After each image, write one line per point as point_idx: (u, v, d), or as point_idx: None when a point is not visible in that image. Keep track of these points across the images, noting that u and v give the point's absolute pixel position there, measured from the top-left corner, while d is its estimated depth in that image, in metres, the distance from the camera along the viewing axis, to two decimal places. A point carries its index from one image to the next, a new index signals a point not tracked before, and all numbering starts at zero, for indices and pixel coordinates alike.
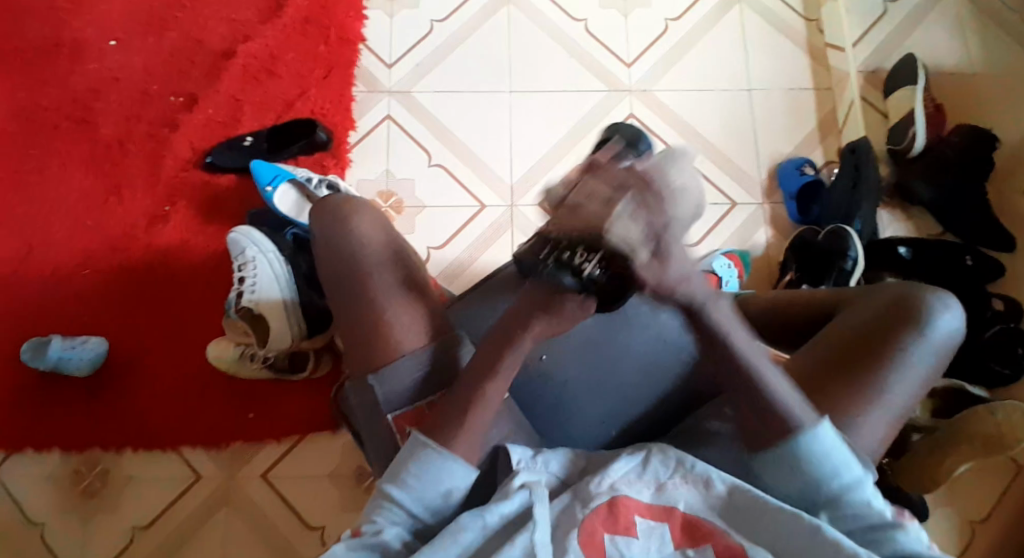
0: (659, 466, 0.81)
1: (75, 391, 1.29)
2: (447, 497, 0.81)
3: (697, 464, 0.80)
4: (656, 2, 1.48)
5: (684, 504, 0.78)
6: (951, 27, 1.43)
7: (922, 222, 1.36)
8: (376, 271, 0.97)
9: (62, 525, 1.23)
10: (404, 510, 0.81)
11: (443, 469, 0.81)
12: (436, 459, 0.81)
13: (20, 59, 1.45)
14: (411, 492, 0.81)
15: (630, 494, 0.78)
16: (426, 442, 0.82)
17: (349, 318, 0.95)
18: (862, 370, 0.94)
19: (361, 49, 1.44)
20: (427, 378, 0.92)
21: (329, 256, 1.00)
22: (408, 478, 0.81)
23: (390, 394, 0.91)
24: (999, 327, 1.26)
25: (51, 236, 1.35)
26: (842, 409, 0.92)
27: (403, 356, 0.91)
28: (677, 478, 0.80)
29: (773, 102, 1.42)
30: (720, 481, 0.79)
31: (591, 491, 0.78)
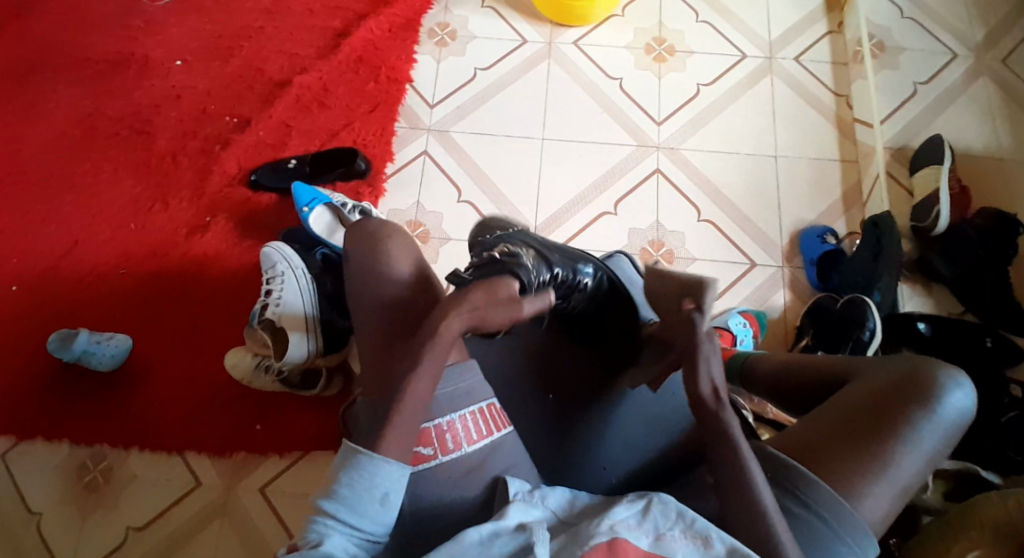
0: (659, 515, 0.84)
1: (102, 386, 1.36)
2: (384, 502, 0.82)
3: (698, 520, 0.83)
4: (691, 67, 1.52)
5: (682, 554, 0.80)
6: (983, 115, 1.45)
7: (943, 299, 1.37)
8: (395, 298, 1.00)
9: (61, 516, 1.30)
10: (340, 522, 0.81)
11: (375, 473, 0.82)
12: (371, 462, 0.82)
13: (93, 71, 1.55)
14: (346, 501, 0.81)
15: (629, 538, 0.80)
16: (359, 449, 0.83)
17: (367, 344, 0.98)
18: (867, 443, 0.95)
19: (408, 89, 1.51)
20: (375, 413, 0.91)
21: (352, 279, 1.03)
22: (343, 488, 0.81)
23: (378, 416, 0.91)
24: (1015, 414, 1.25)
25: (98, 235, 1.44)
26: (843, 480, 0.94)
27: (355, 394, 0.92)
28: (676, 530, 0.82)
29: (801, 171, 1.44)
30: (720, 541, 0.81)
31: (591, 531, 0.81)
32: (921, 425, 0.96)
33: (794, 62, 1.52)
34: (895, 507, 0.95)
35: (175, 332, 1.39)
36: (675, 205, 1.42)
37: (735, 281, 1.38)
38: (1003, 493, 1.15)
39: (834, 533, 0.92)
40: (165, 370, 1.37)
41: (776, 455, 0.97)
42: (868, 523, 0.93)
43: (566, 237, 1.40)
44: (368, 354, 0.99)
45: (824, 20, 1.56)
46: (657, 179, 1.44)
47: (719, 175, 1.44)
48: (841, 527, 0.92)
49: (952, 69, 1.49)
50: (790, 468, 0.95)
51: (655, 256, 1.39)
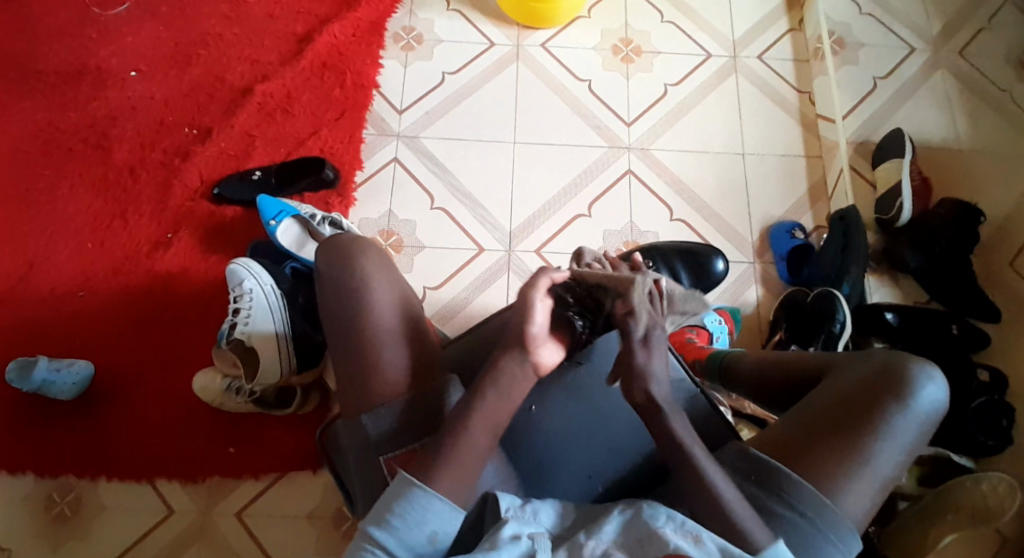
0: (650, 518, 0.84)
1: (67, 413, 1.30)
2: (431, 540, 0.85)
3: (688, 519, 0.84)
4: (657, 67, 1.53)
5: (674, 546, 0.81)
6: (940, 108, 1.49)
7: (909, 289, 1.40)
8: (379, 318, 0.99)
9: (32, 550, 1.25)
10: (390, 550, 0.84)
11: (427, 511, 0.85)
12: (423, 497, 0.85)
13: (41, 82, 1.48)
14: (396, 532, 0.84)
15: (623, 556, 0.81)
16: (411, 481, 0.86)
17: (352, 365, 0.97)
18: (844, 440, 0.96)
19: (374, 95, 1.49)
20: (405, 431, 0.94)
21: (334, 295, 1.00)
22: (394, 519, 0.84)
23: (382, 434, 0.94)
24: (983, 398, 1.29)
25: (54, 255, 1.37)
26: (826, 479, 0.94)
27: (384, 405, 0.95)
28: (668, 529, 0.83)
29: (768, 167, 1.46)
30: (709, 538, 0.82)
31: (583, 550, 0.82)
32: (898, 419, 0.97)
33: (758, 59, 1.55)
34: (875, 502, 0.96)
35: (143, 353, 1.34)
36: (649, 205, 1.43)
37: None
38: (975, 479, 1.18)
39: (816, 530, 0.93)
40: (134, 393, 1.32)
41: (756, 456, 0.97)
42: (849, 519, 0.93)
43: (542, 241, 1.39)
44: (358, 369, 0.97)
45: (784, 17, 1.59)
46: (629, 180, 1.44)
47: (689, 173, 1.45)
48: (824, 525, 0.92)
49: (909, 64, 1.53)
50: (773, 471, 0.95)
51: None
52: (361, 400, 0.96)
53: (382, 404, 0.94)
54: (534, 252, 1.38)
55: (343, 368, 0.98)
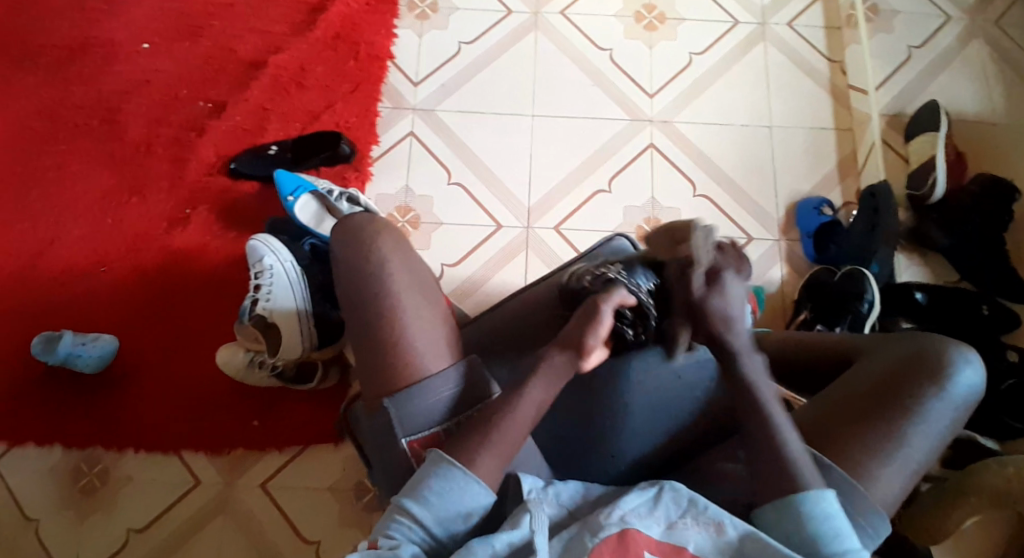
0: (670, 504, 0.84)
1: (91, 389, 1.32)
2: (464, 518, 0.84)
3: (709, 506, 0.82)
4: (681, 36, 1.48)
5: (694, 545, 0.81)
6: (976, 78, 1.43)
7: (939, 268, 1.36)
8: (396, 291, 0.97)
9: (59, 522, 1.27)
10: (422, 524, 0.83)
11: (460, 487, 0.84)
12: (459, 475, 0.84)
13: (56, 57, 1.47)
14: (430, 506, 0.83)
15: (641, 528, 0.81)
16: (444, 457, 0.85)
17: (371, 341, 0.96)
18: (875, 423, 0.94)
19: (390, 66, 1.45)
20: (440, 410, 0.94)
21: (351, 279, 0.99)
22: (430, 494, 0.83)
23: (406, 417, 0.93)
24: (1014, 381, 1.24)
25: (75, 231, 1.38)
26: (855, 462, 0.92)
27: (422, 382, 0.94)
28: (688, 518, 0.83)
29: (795, 141, 1.42)
30: (732, 526, 0.82)
31: (601, 522, 0.81)
32: (932, 404, 0.94)
33: (787, 27, 1.49)
34: (905, 488, 0.93)
35: (163, 329, 1.34)
36: (671, 180, 1.39)
37: None
38: (1001, 462, 1.17)
39: (845, 513, 0.90)
40: (157, 369, 1.33)
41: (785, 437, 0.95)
42: (880, 502, 0.91)
43: (561, 217, 1.37)
44: (378, 347, 0.95)
45: None
46: (651, 154, 1.40)
47: (714, 147, 1.41)
48: (854, 508, 0.90)
49: (946, 32, 1.47)
50: (802, 453, 0.94)
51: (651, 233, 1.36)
52: (382, 381, 0.95)
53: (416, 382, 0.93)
54: (553, 229, 1.36)
55: (362, 348, 0.97)
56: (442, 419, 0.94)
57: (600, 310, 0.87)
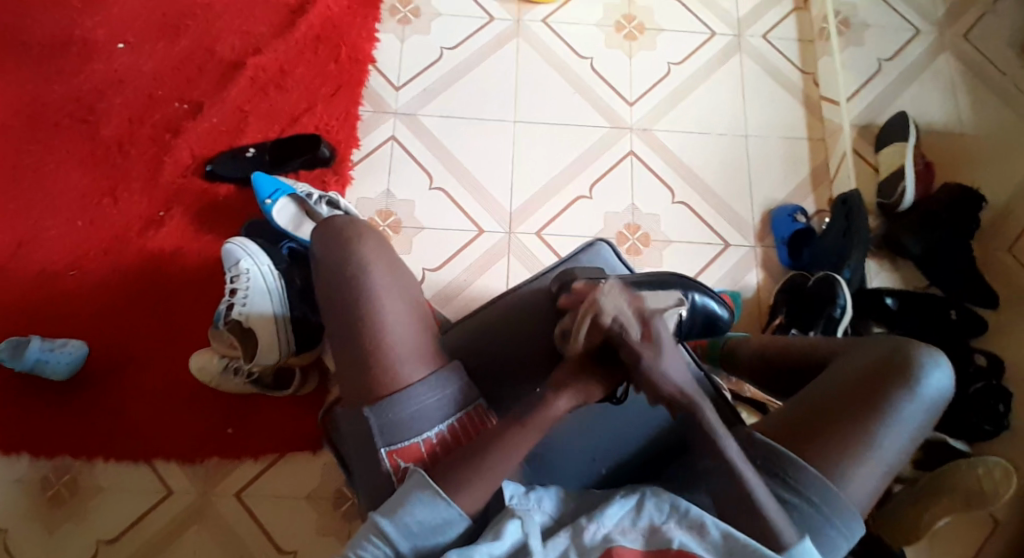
0: (654, 510, 0.85)
1: (59, 396, 1.28)
2: (437, 534, 0.85)
3: (691, 509, 0.84)
4: (661, 46, 1.50)
5: (677, 544, 0.82)
6: (943, 91, 1.48)
7: (909, 274, 1.40)
8: (380, 295, 0.96)
9: (23, 534, 1.22)
10: (394, 545, 0.84)
11: (434, 509, 0.84)
12: (439, 503, 0.84)
13: (25, 54, 1.43)
14: (404, 528, 0.84)
15: (625, 543, 0.82)
16: (429, 484, 0.85)
17: (355, 346, 0.95)
18: (848, 426, 0.96)
19: (371, 70, 1.45)
20: (427, 422, 0.93)
21: (333, 280, 0.98)
22: (406, 518, 0.84)
23: (389, 427, 0.92)
24: (981, 384, 1.29)
25: (44, 233, 1.34)
26: (829, 466, 0.94)
27: (403, 391, 0.93)
28: (671, 522, 0.84)
29: (771, 149, 1.45)
30: (715, 527, 0.83)
31: (586, 543, 0.82)
32: (903, 406, 0.96)
33: (762, 39, 1.52)
34: (877, 489, 0.96)
35: (136, 333, 1.31)
36: (650, 187, 1.41)
37: (709, 262, 1.38)
38: (971, 463, 1.21)
39: (820, 517, 0.93)
40: (129, 375, 1.29)
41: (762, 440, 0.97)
42: (852, 504, 0.94)
43: (544, 222, 1.37)
44: (359, 349, 0.95)
45: None
46: (631, 161, 1.42)
47: (693, 155, 1.44)
48: (828, 510, 0.93)
49: (914, 47, 1.52)
50: (778, 456, 0.95)
51: (631, 239, 1.38)
52: (362, 384, 0.94)
53: (398, 390, 0.93)
54: (535, 235, 1.36)
55: (346, 353, 0.96)
56: (424, 427, 0.93)
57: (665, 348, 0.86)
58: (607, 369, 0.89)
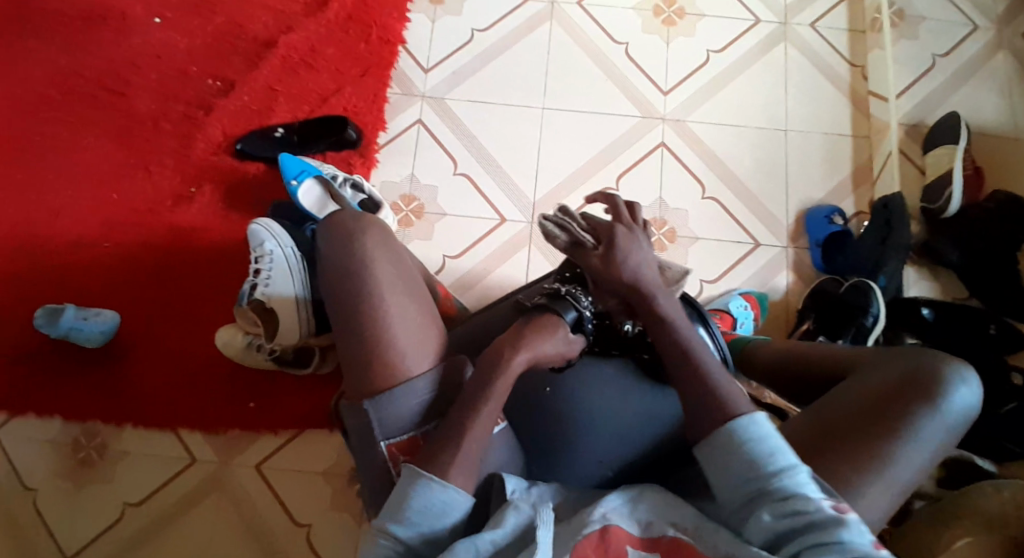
0: (652, 504, 0.84)
1: (91, 363, 1.33)
2: (442, 523, 0.87)
3: (690, 510, 0.83)
4: (699, 32, 1.44)
5: (672, 533, 0.82)
6: (999, 89, 1.39)
7: (949, 285, 1.34)
8: (383, 291, 0.97)
9: (56, 493, 1.29)
10: (405, 541, 0.86)
11: (436, 497, 0.86)
12: (433, 488, 0.86)
13: (68, 27, 1.46)
14: (410, 524, 0.86)
15: (621, 525, 0.82)
16: (422, 473, 0.88)
17: (357, 341, 0.96)
18: (863, 442, 0.93)
19: (400, 51, 1.43)
20: (427, 406, 0.95)
21: (336, 272, 0.98)
22: (409, 513, 0.86)
23: (387, 419, 0.94)
24: (1015, 404, 1.24)
25: (80, 205, 1.38)
26: (841, 481, 0.91)
27: (403, 383, 0.94)
28: (669, 516, 0.83)
29: (811, 145, 1.39)
30: (710, 525, 0.82)
31: (585, 518, 0.82)
32: (923, 425, 0.93)
33: (810, 28, 1.44)
34: (895, 505, 0.92)
35: (165, 306, 1.35)
36: (679, 181, 1.37)
37: (737, 261, 1.34)
38: (997, 485, 1.17)
39: None
40: (158, 346, 1.34)
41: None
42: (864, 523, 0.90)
43: (567, 213, 1.35)
44: (363, 345, 0.95)
45: None
46: (662, 153, 1.38)
47: (726, 149, 1.39)
48: None
49: (973, 41, 1.42)
50: None
51: (657, 234, 1.34)
52: (365, 372, 0.95)
53: (394, 384, 0.94)
54: None
55: (348, 349, 0.97)
56: (420, 419, 0.95)
57: (555, 332, 0.95)
58: (554, 342, 0.95)
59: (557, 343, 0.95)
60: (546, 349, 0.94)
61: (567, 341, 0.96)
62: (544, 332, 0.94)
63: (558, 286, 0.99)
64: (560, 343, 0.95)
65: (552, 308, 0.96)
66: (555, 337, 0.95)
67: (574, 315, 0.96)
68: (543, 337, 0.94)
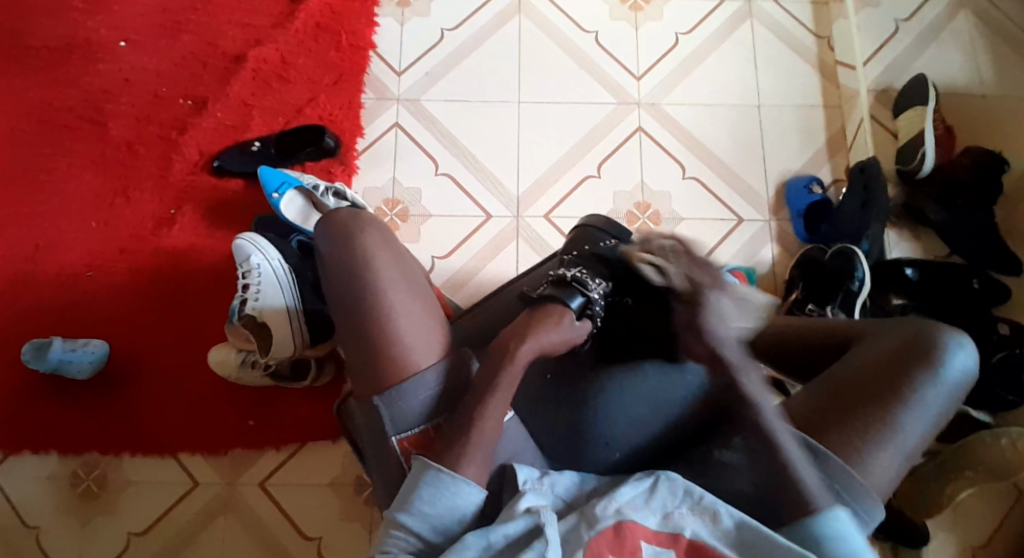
0: (667, 494, 0.86)
1: (83, 394, 1.31)
2: (454, 516, 0.86)
3: (705, 496, 0.85)
4: (667, 16, 1.46)
5: (690, 531, 0.83)
6: (963, 49, 1.42)
7: (930, 244, 1.36)
8: (386, 288, 0.97)
9: (58, 529, 1.27)
10: (416, 534, 0.86)
11: (451, 490, 0.86)
12: (443, 479, 0.86)
13: (30, 56, 1.43)
14: (422, 516, 0.86)
15: (637, 520, 0.83)
16: (431, 465, 0.88)
17: (363, 343, 0.96)
18: (873, 411, 0.93)
19: (372, 56, 1.43)
20: (438, 398, 0.95)
21: (339, 275, 0.99)
22: (422, 506, 0.86)
23: (399, 414, 0.94)
24: (1003, 353, 1.25)
25: (59, 236, 1.36)
26: (855, 449, 0.92)
27: (412, 377, 0.94)
28: (685, 507, 0.85)
29: (785, 118, 1.41)
30: (728, 515, 0.83)
31: (598, 513, 0.83)
32: (927, 388, 0.94)
33: (774, 3, 1.47)
34: (900, 473, 0.94)
35: (154, 331, 1.33)
36: (661, 164, 1.38)
37: (724, 237, 1.36)
38: (994, 434, 1.20)
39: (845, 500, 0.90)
40: (151, 371, 1.33)
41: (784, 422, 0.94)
42: (877, 486, 0.92)
43: (552, 205, 1.36)
44: (371, 345, 0.95)
45: None
46: (640, 138, 1.39)
47: (703, 128, 1.40)
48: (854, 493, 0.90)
49: (933, 4, 1.45)
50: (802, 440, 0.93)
51: (643, 218, 1.36)
52: (375, 371, 0.95)
53: (404, 378, 0.93)
54: (543, 218, 1.35)
55: (356, 350, 0.97)
56: (431, 411, 0.95)
57: (560, 319, 0.95)
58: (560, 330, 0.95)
59: (567, 331, 0.96)
60: (549, 339, 0.94)
61: (569, 329, 0.96)
62: (549, 322, 0.94)
63: (564, 271, 0.99)
64: (565, 331, 0.95)
65: (558, 295, 0.96)
66: (560, 325, 0.95)
67: (581, 301, 0.96)
68: (551, 325, 0.95)
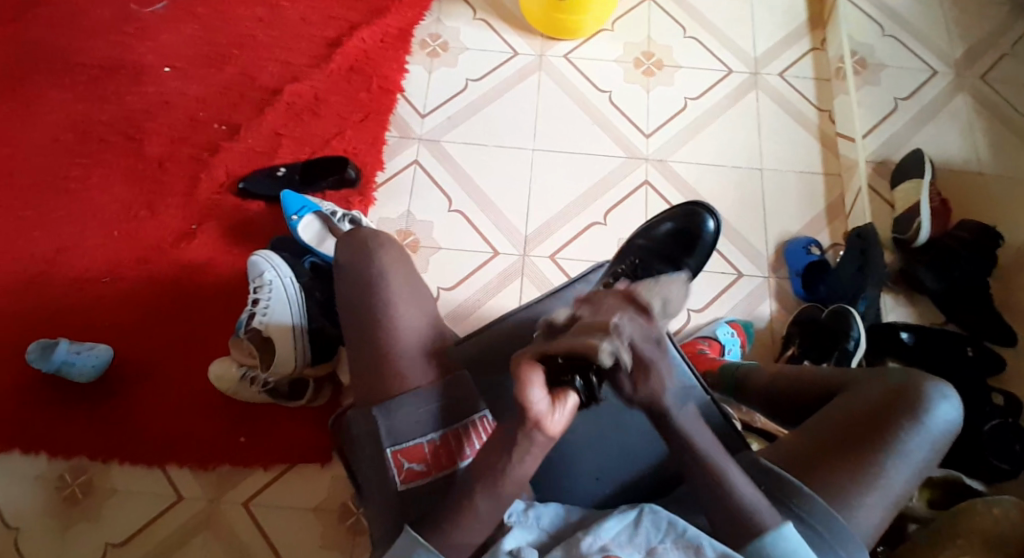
0: (650, 528, 0.85)
1: (82, 395, 1.33)
2: None
3: (688, 530, 0.84)
4: (678, 82, 1.55)
5: None
6: (960, 129, 1.49)
7: (926, 310, 1.39)
8: (400, 306, 0.98)
9: (39, 531, 1.27)
10: None
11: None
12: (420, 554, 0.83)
13: (81, 75, 1.54)
14: None
15: (621, 555, 0.83)
16: (417, 539, 0.84)
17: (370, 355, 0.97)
18: (853, 459, 0.92)
19: (399, 99, 1.52)
20: (435, 416, 0.94)
21: (353, 287, 0.99)
22: None
23: (395, 427, 0.93)
24: (996, 422, 1.25)
25: (83, 242, 1.42)
26: (834, 497, 0.90)
27: (411, 393, 0.94)
28: (668, 542, 0.84)
29: (787, 184, 1.47)
30: (710, 548, 0.83)
31: (582, 549, 0.83)
32: (910, 439, 0.92)
33: (778, 77, 1.56)
34: (885, 520, 0.91)
35: (161, 339, 1.36)
36: None
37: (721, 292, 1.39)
38: (986, 503, 1.12)
39: (822, 546, 0.89)
40: (152, 378, 1.34)
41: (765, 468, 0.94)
42: (857, 535, 0.90)
43: (557, 247, 1.41)
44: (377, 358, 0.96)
45: (807, 37, 1.60)
46: (646, 190, 1.45)
47: (707, 187, 1.46)
48: (832, 538, 0.88)
49: (932, 87, 1.54)
50: (781, 484, 0.92)
51: None
52: (377, 382, 0.95)
53: (403, 391, 0.94)
54: (548, 258, 1.40)
55: (362, 361, 0.97)
56: (429, 429, 0.94)
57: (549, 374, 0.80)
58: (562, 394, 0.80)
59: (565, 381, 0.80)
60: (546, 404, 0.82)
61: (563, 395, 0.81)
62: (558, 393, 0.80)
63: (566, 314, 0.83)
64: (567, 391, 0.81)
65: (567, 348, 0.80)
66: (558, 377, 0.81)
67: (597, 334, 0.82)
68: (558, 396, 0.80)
